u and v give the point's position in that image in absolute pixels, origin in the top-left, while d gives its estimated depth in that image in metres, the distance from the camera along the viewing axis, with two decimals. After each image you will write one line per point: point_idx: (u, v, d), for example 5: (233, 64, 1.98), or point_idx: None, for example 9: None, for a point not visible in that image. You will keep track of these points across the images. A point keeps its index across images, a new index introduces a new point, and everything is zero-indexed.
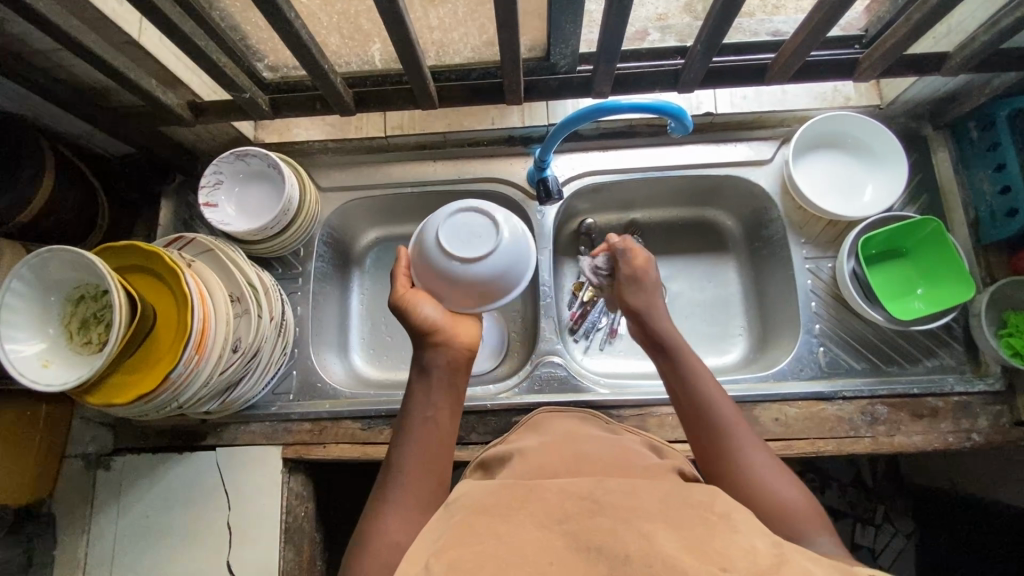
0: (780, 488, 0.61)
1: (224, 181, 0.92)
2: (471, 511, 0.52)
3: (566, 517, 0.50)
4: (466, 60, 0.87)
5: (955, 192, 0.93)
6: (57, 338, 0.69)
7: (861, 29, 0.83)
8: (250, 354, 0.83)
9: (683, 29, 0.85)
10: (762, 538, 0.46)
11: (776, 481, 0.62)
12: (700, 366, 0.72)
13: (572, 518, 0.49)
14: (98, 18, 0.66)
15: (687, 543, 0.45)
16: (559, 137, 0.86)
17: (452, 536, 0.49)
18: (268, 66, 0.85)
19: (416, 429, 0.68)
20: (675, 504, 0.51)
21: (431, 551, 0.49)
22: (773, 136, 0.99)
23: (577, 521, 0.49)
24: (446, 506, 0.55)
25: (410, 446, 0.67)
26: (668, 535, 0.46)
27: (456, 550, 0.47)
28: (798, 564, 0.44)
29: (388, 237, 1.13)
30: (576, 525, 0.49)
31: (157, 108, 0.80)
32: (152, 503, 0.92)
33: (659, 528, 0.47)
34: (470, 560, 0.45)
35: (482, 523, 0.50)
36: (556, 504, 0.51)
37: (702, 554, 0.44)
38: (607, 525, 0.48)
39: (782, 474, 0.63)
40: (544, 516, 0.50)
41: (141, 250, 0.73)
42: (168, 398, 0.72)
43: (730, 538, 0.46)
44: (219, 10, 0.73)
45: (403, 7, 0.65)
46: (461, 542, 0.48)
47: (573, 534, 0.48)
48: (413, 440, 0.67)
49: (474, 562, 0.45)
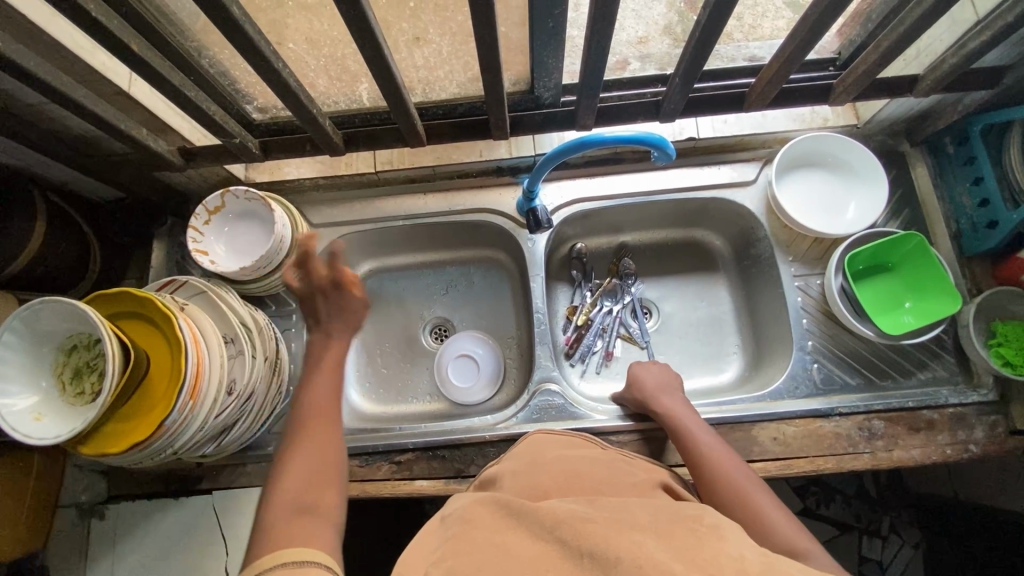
0: (780, 524, 0.65)
1: (212, 221, 0.93)
2: (466, 526, 0.53)
3: (557, 523, 0.50)
4: (452, 96, 0.89)
5: (936, 206, 0.96)
6: (50, 390, 0.68)
7: (834, 52, 0.87)
8: (245, 396, 0.83)
9: (662, 58, 0.89)
10: (750, 549, 0.45)
11: (776, 518, 0.66)
12: (701, 423, 0.80)
13: (564, 524, 0.50)
14: (89, 72, 0.68)
15: (677, 554, 0.45)
16: (546, 169, 0.88)
17: (447, 548, 0.50)
18: (257, 108, 0.87)
19: (323, 379, 0.77)
20: (668, 519, 0.51)
21: (430, 560, 0.50)
22: (756, 157, 1.01)
23: (569, 527, 0.49)
24: (442, 520, 0.57)
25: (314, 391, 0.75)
26: (658, 546, 0.47)
27: (455, 557, 0.48)
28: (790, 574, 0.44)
29: (381, 269, 1.13)
30: (569, 531, 0.49)
31: (147, 154, 0.81)
32: (148, 552, 0.90)
33: (648, 539, 0.48)
34: (467, 563, 0.47)
35: (478, 536, 0.51)
36: (547, 512, 0.51)
37: (689, 562, 0.44)
38: (600, 532, 0.48)
39: (781, 510, 0.67)
40: (539, 526, 0.51)
41: (134, 296, 0.73)
42: (163, 445, 0.72)
43: (720, 550, 0.45)
44: (208, 58, 0.75)
45: (388, 54, 0.66)
46: (462, 548, 0.49)
47: (566, 542, 0.48)
48: (320, 384, 0.76)
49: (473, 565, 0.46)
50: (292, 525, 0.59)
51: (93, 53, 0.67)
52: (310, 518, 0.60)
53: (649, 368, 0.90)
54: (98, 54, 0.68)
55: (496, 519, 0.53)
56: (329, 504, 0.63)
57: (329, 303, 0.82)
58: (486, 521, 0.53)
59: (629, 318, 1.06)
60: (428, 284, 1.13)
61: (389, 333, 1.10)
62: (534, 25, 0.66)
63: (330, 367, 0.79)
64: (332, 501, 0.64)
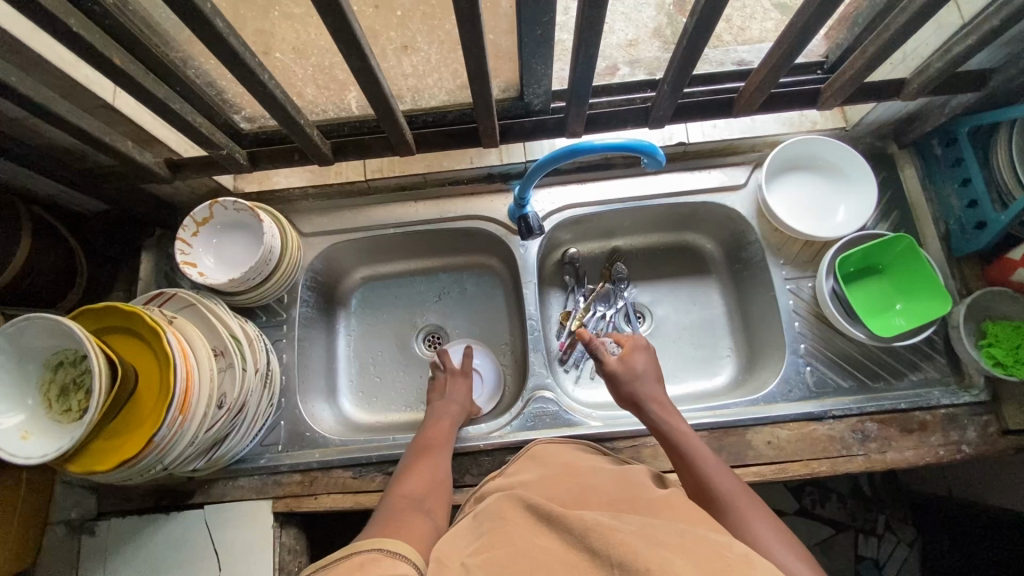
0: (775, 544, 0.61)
1: (202, 233, 0.92)
2: (496, 528, 0.57)
3: (587, 530, 0.52)
4: (441, 103, 0.89)
5: (925, 207, 0.96)
6: (37, 408, 0.67)
7: (822, 56, 0.87)
8: (236, 409, 0.82)
9: (651, 63, 0.89)
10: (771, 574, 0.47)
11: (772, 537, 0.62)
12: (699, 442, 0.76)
13: (592, 531, 0.52)
14: (72, 86, 0.67)
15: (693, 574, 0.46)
16: (537, 175, 0.88)
17: (483, 542, 0.55)
18: (245, 118, 0.86)
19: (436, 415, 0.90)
20: (684, 535, 0.51)
21: (466, 553, 0.55)
22: (746, 162, 1.01)
23: (597, 534, 0.51)
24: (476, 513, 0.63)
25: (431, 426, 0.88)
26: (684, 563, 0.47)
27: (489, 552, 0.53)
28: None
29: (373, 277, 1.13)
30: (597, 540, 0.51)
31: (133, 167, 0.80)
32: (139, 568, 0.89)
33: (671, 554, 0.48)
34: (502, 555, 0.52)
35: (512, 534, 0.55)
36: (576, 519, 0.53)
37: None
38: (627, 540, 0.50)
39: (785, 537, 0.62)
40: (569, 531, 0.53)
41: (121, 310, 0.72)
42: (153, 461, 0.71)
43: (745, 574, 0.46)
44: (194, 69, 0.74)
45: (376, 65, 0.66)
46: (497, 543, 0.54)
47: (597, 550, 0.50)
48: (435, 423, 0.88)
49: (506, 560, 0.51)
50: (407, 516, 0.68)
51: (76, 67, 0.66)
52: (425, 514, 0.70)
53: (644, 363, 0.85)
54: (81, 68, 0.67)
55: (528, 518, 0.57)
56: (438, 510, 0.73)
57: (455, 389, 0.95)
58: (520, 527, 0.56)
59: (622, 323, 1.06)
60: (420, 291, 1.12)
61: (381, 342, 1.09)
62: (523, 33, 0.65)
63: (448, 410, 0.91)
64: (440, 508, 0.73)
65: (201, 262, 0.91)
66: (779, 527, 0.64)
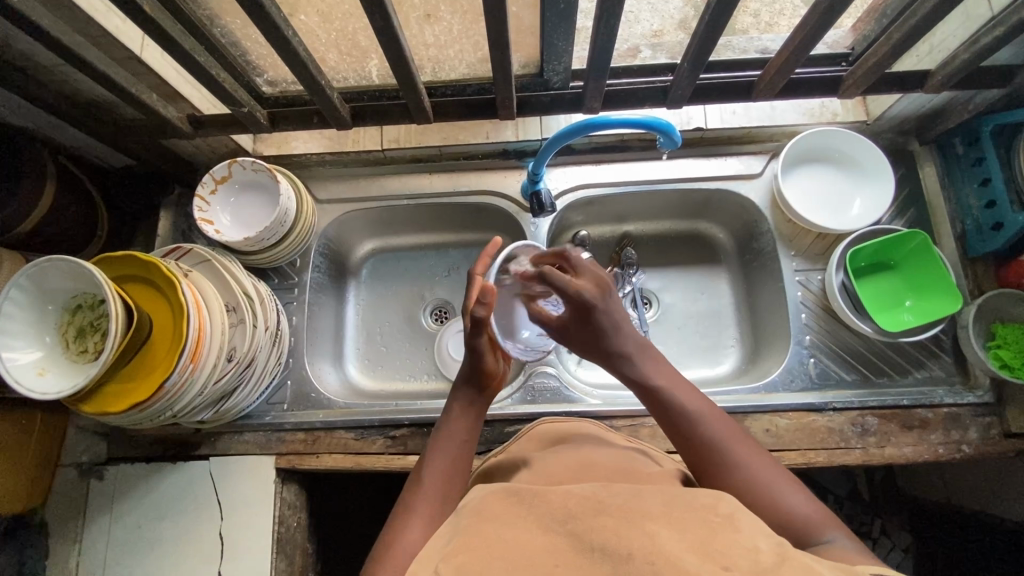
0: (785, 498, 0.59)
1: (218, 192, 0.93)
2: (479, 512, 0.54)
3: (579, 501, 0.53)
4: (461, 75, 0.89)
5: (941, 205, 0.95)
6: (54, 346, 0.69)
7: (847, 47, 0.86)
8: (244, 363, 0.84)
9: (674, 46, 0.88)
10: (766, 538, 0.48)
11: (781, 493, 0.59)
12: (678, 377, 0.68)
13: (576, 518, 0.51)
14: (101, 33, 0.68)
15: (690, 544, 0.47)
16: (550, 151, 0.88)
17: (456, 542, 0.50)
18: (267, 81, 0.86)
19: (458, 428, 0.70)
20: (680, 506, 0.52)
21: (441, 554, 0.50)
22: (763, 151, 1.01)
23: (579, 520, 0.51)
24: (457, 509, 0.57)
25: (449, 440, 0.69)
26: (670, 535, 0.48)
27: (461, 554, 0.48)
28: (799, 561, 0.45)
29: (384, 248, 1.14)
30: (579, 525, 0.50)
31: (156, 120, 0.82)
32: (145, 512, 0.92)
33: (659, 527, 0.49)
34: (475, 558, 0.47)
35: (486, 527, 0.51)
36: (558, 503, 0.53)
37: (700, 553, 0.46)
38: (611, 524, 0.50)
39: (785, 480, 0.61)
40: (547, 516, 0.52)
41: (139, 260, 0.74)
42: (162, 406, 0.73)
43: (734, 541, 0.47)
44: (219, 27, 0.74)
45: (399, 28, 0.66)
46: (470, 543, 0.49)
47: (577, 534, 0.49)
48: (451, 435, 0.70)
49: (486, 560, 0.47)
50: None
51: (107, 16, 0.68)
52: None
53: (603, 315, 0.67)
54: (111, 17, 0.69)
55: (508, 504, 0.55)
56: None
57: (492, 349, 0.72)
58: (495, 507, 0.54)
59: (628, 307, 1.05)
60: (431, 265, 1.13)
61: (389, 312, 1.11)
62: (546, 5, 0.65)
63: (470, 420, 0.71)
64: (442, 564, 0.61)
65: (217, 219, 0.93)
66: (783, 476, 0.61)
